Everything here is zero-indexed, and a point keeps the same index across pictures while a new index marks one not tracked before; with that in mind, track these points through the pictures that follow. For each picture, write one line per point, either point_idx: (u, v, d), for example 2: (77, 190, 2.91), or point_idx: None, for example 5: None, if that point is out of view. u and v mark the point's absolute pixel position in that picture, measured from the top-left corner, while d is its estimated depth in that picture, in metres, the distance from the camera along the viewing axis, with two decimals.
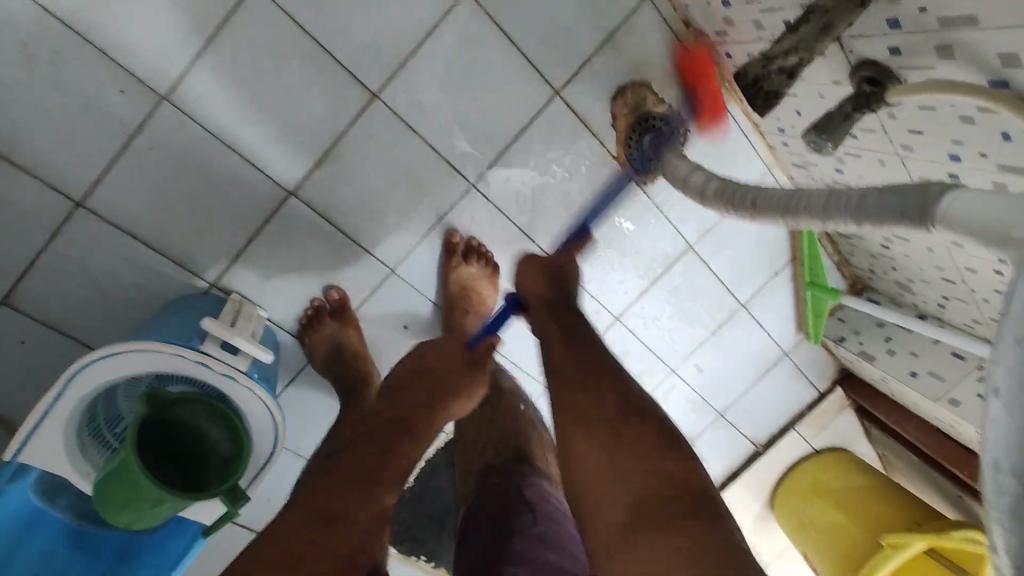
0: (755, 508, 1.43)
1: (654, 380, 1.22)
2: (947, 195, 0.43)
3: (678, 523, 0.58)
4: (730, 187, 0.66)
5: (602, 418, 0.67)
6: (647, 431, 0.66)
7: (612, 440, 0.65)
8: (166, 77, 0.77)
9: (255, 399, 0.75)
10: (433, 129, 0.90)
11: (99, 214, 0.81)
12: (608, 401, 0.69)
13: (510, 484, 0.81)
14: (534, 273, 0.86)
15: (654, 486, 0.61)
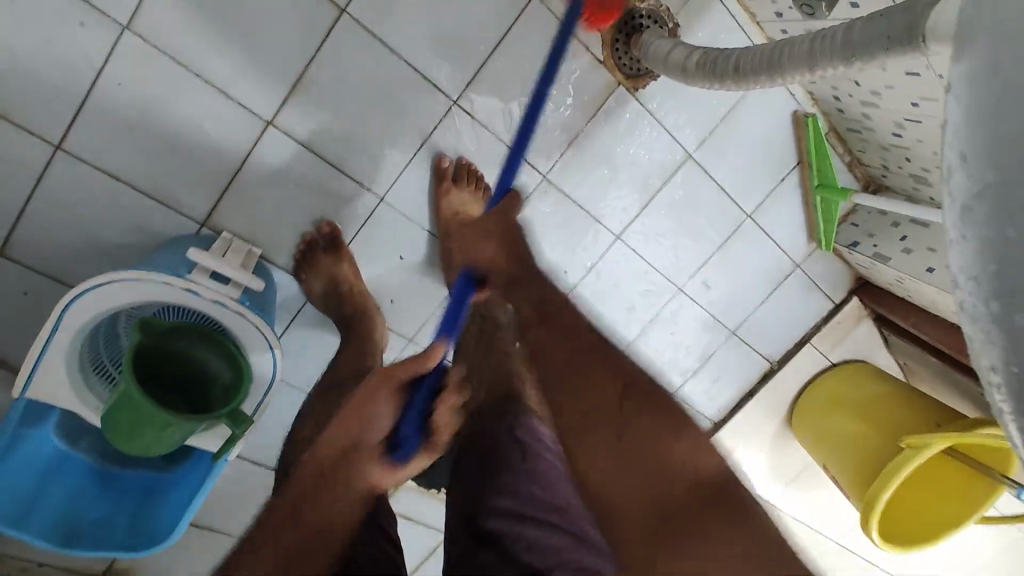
0: (773, 427, 1.42)
1: (663, 302, 1.20)
2: (934, 9, 0.43)
3: (693, 520, 0.61)
4: (710, 56, 0.67)
5: (601, 408, 0.67)
6: (648, 420, 0.67)
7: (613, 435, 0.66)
8: (125, 4, 0.74)
9: (251, 326, 0.75)
10: (408, 44, 0.87)
11: (81, 160, 0.81)
12: (607, 390, 0.68)
13: (501, 423, 0.81)
14: (490, 236, 0.80)
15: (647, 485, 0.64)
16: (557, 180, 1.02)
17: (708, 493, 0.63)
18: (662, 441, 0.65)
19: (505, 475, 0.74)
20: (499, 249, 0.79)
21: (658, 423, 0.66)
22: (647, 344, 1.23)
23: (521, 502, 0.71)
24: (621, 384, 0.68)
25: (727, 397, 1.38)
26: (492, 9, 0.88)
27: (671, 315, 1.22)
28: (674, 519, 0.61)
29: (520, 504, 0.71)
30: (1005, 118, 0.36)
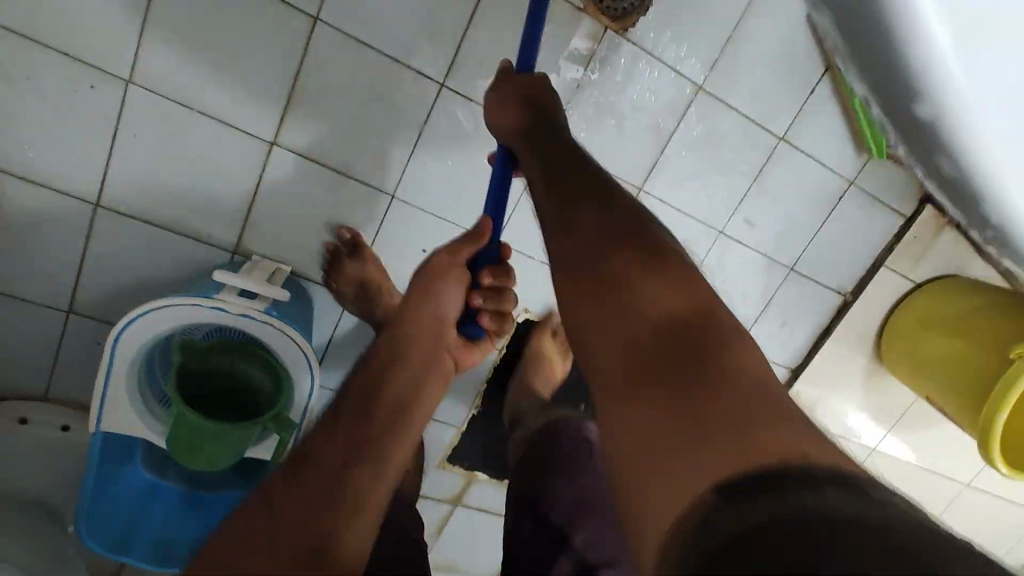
0: (858, 364, 1.30)
1: (705, 249, 1.14)
2: None
3: (666, 355, 0.52)
4: None
5: (586, 290, 0.60)
6: (659, 277, 0.58)
7: (597, 299, 0.59)
8: (124, 61, 0.80)
9: (277, 333, 0.76)
10: (386, 37, 0.87)
11: (117, 212, 0.88)
12: (600, 260, 0.61)
13: (577, 437, 0.93)
14: (507, 104, 0.80)
15: (633, 324, 0.55)
16: None
17: (693, 329, 0.54)
18: (631, 285, 0.58)
19: (578, 477, 0.88)
20: (523, 136, 0.77)
21: (634, 263, 0.59)
22: None
23: (583, 491, 0.87)
24: (607, 252, 0.61)
25: (800, 339, 1.27)
26: None
27: (716, 261, 1.15)
28: (652, 356, 0.53)
29: (582, 492, 0.87)
30: None
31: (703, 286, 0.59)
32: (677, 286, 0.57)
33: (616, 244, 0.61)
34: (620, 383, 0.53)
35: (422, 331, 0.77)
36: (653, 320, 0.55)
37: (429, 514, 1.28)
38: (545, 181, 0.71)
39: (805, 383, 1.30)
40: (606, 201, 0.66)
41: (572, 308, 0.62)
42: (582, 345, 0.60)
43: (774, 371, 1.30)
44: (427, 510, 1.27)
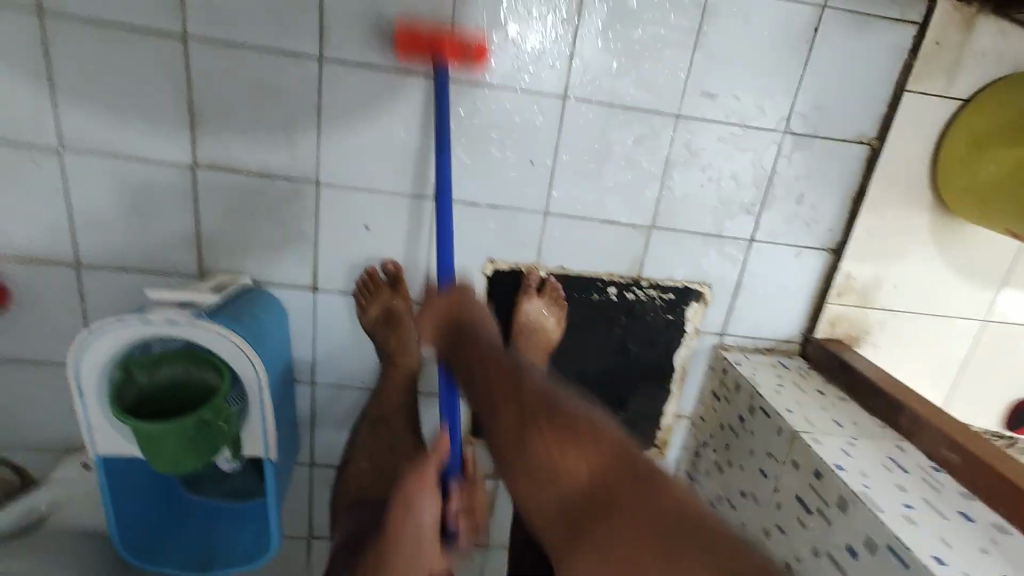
0: (915, 220, 1.06)
1: (667, 141, 1.00)
2: None
3: (606, 506, 0.54)
4: None
5: (532, 463, 0.58)
6: (593, 451, 0.57)
7: (549, 476, 0.57)
8: (51, 132, 0.91)
9: (207, 329, 0.80)
10: (251, 31, 0.88)
11: (98, 267, 1.00)
12: (575, 477, 0.56)
13: None
14: (439, 301, 0.86)
15: (563, 488, 0.56)
16: (462, 73, 0.93)
17: (606, 481, 0.55)
18: (560, 463, 0.57)
19: None
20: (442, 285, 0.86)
21: (552, 447, 0.58)
22: (675, 194, 1.04)
23: None
24: (529, 434, 0.59)
25: (829, 211, 1.07)
26: None
27: (686, 149, 1.01)
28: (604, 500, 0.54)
29: None
30: None
31: (612, 434, 0.59)
32: (594, 443, 0.57)
33: (530, 422, 0.60)
34: (562, 523, 0.56)
35: (437, 305, 0.85)
36: (581, 484, 0.56)
37: None
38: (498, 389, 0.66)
39: (853, 262, 1.09)
40: (522, 383, 0.65)
41: (505, 449, 0.61)
42: (519, 484, 0.60)
43: (810, 258, 1.10)
44: None
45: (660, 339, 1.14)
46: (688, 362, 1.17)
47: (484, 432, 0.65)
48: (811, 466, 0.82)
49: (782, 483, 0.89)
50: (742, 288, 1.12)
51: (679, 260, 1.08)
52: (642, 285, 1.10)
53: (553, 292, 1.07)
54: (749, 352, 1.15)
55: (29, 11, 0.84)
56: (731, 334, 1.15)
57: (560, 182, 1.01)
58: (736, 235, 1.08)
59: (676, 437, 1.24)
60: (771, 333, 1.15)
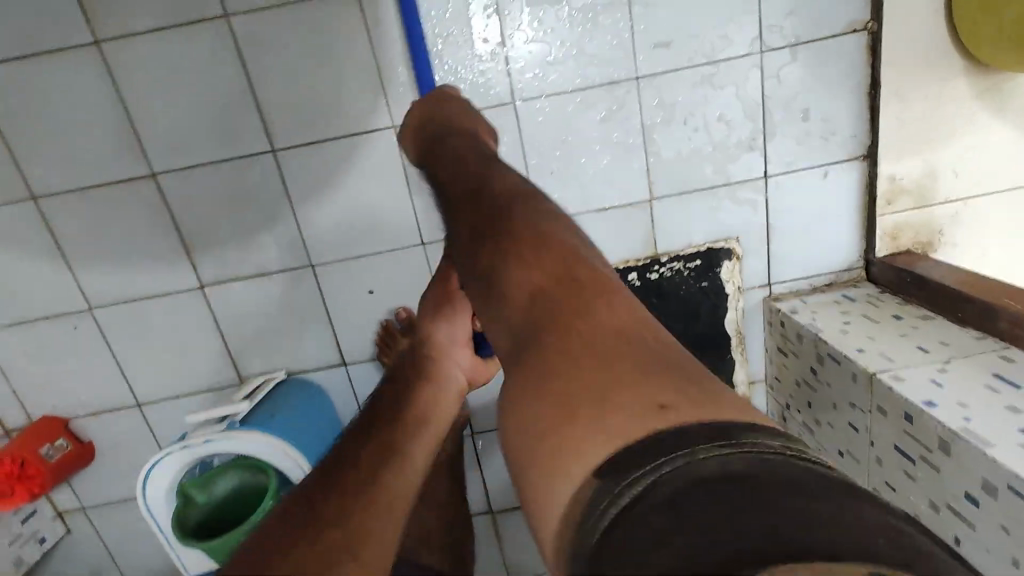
0: (950, 93, 0.91)
1: (635, 107, 0.93)
2: None
3: (546, 309, 0.42)
4: None
5: (515, 263, 0.47)
6: (569, 278, 0.44)
7: (520, 298, 0.45)
8: (79, 297, 1.00)
9: (240, 437, 0.83)
10: (206, 149, 0.92)
11: (155, 401, 1.08)
12: (541, 271, 0.45)
13: None
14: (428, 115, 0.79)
15: (535, 274, 0.45)
16: (407, 117, 0.92)
17: (552, 301, 0.43)
18: (509, 279, 0.46)
19: None
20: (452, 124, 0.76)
21: (518, 256, 0.47)
22: (664, 157, 0.96)
23: None
24: (502, 247, 0.49)
25: (844, 116, 0.94)
26: (219, 61, 0.88)
27: (659, 108, 0.93)
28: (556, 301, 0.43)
29: None
30: None
31: (596, 265, 0.47)
32: (605, 296, 0.42)
33: (498, 234, 0.50)
34: (507, 333, 0.45)
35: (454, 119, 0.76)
36: (524, 302, 0.44)
37: None
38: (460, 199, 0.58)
39: (891, 161, 0.95)
40: (575, 244, 0.48)
41: (481, 267, 0.51)
42: (484, 296, 0.49)
43: (839, 173, 0.98)
44: None
45: (701, 309, 1.05)
46: (742, 324, 1.07)
47: (466, 266, 0.53)
48: (899, 409, 0.70)
49: (877, 433, 0.77)
50: (773, 229, 1.01)
51: (693, 222, 1.00)
52: (663, 261, 1.02)
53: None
54: (806, 294, 1.03)
55: (25, 201, 0.93)
56: (779, 281, 1.04)
57: (540, 187, 0.96)
58: (746, 177, 0.97)
59: (757, 405, 1.13)
60: (825, 267, 1.03)
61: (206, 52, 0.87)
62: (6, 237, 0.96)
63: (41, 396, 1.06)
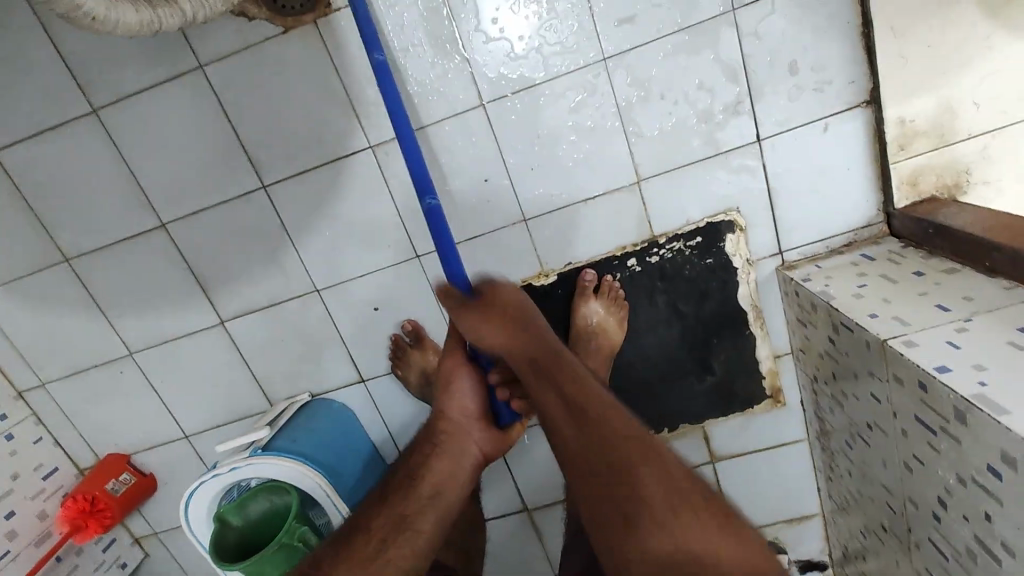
0: (956, 18, 0.83)
1: (607, 89, 0.90)
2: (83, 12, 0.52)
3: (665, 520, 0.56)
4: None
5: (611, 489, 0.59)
6: (664, 465, 0.60)
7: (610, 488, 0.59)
8: (119, 344, 1.09)
9: (263, 462, 0.88)
10: (204, 195, 0.98)
11: (200, 432, 1.16)
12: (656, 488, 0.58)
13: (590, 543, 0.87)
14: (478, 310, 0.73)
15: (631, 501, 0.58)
16: (382, 135, 0.93)
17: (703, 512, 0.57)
18: (631, 471, 0.59)
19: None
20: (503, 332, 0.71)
21: (629, 443, 0.61)
22: (647, 138, 0.92)
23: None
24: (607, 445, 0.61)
25: (836, 63, 0.87)
26: (201, 110, 0.92)
27: (634, 87, 0.90)
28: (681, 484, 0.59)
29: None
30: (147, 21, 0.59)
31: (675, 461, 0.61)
32: (661, 460, 0.60)
33: (605, 442, 0.61)
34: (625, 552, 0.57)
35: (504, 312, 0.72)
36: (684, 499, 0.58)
37: None
38: (530, 373, 0.69)
39: (899, 102, 0.87)
40: (660, 451, 0.61)
41: (576, 456, 0.63)
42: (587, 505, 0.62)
43: (841, 124, 0.90)
44: None
45: (711, 286, 1.00)
46: (757, 297, 1.01)
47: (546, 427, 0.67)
48: (913, 377, 0.65)
49: (897, 404, 0.71)
50: (776, 194, 0.95)
51: (688, 198, 0.96)
52: (662, 243, 0.99)
53: (612, 290, 1.01)
54: (821, 258, 0.97)
55: (59, 263, 1.03)
56: (790, 248, 0.98)
57: (523, 186, 0.96)
58: (738, 143, 0.92)
59: (786, 378, 1.08)
60: (839, 225, 0.96)
61: (188, 104, 0.92)
62: (49, 297, 1.05)
63: (102, 436, 1.17)
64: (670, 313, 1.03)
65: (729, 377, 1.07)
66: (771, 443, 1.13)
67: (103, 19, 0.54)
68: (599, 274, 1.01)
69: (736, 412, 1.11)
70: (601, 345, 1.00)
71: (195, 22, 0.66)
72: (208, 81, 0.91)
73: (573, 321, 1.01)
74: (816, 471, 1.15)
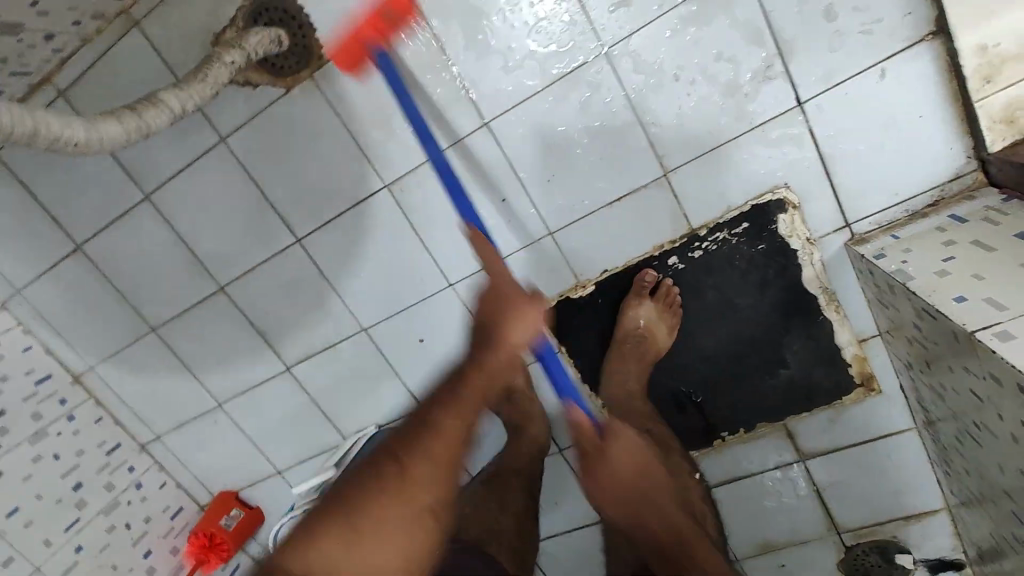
0: None
1: (612, 82, 0.83)
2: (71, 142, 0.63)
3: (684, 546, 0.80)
4: (223, 71, 0.75)
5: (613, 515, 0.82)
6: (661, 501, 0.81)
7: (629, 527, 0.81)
8: (209, 397, 1.21)
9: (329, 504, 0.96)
10: (249, 256, 1.04)
11: (289, 468, 1.25)
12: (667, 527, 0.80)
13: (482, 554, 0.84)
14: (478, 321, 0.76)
15: (666, 519, 0.81)
16: (394, 173, 0.94)
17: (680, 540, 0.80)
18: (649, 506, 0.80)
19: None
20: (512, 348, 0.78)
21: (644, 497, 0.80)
22: (667, 126, 0.84)
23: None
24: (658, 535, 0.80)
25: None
26: (231, 179, 0.98)
27: (641, 74, 0.82)
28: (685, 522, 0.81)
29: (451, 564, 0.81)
30: (134, 130, 0.67)
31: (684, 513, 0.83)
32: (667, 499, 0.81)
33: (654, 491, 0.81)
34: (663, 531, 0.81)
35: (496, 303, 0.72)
36: (673, 532, 0.80)
37: None
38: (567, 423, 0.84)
39: (975, 26, 0.71)
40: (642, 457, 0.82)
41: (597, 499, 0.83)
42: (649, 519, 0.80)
43: (901, 67, 0.76)
44: None
45: (769, 273, 0.89)
46: (827, 278, 0.89)
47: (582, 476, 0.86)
48: (1009, 377, 0.54)
49: (1002, 407, 0.59)
50: (831, 161, 0.82)
51: (724, 181, 0.85)
52: (704, 234, 0.89)
53: (670, 292, 0.93)
54: (899, 224, 0.82)
55: (148, 333, 1.15)
56: (858, 218, 0.84)
57: (542, 198, 0.91)
58: (774, 112, 0.80)
59: (878, 363, 0.94)
60: (919, 183, 0.80)
61: (219, 176, 0.98)
62: (146, 365, 1.19)
63: (211, 478, 1.30)
64: (726, 308, 0.93)
65: (808, 369, 0.95)
66: (871, 435, 1.00)
67: (83, 142, 0.64)
68: (659, 275, 0.94)
69: (823, 405, 0.98)
70: (647, 348, 0.95)
71: (190, 112, 0.73)
72: (231, 152, 0.96)
73: (621, 326, 0.96)
74: (933, 463, 0.99)
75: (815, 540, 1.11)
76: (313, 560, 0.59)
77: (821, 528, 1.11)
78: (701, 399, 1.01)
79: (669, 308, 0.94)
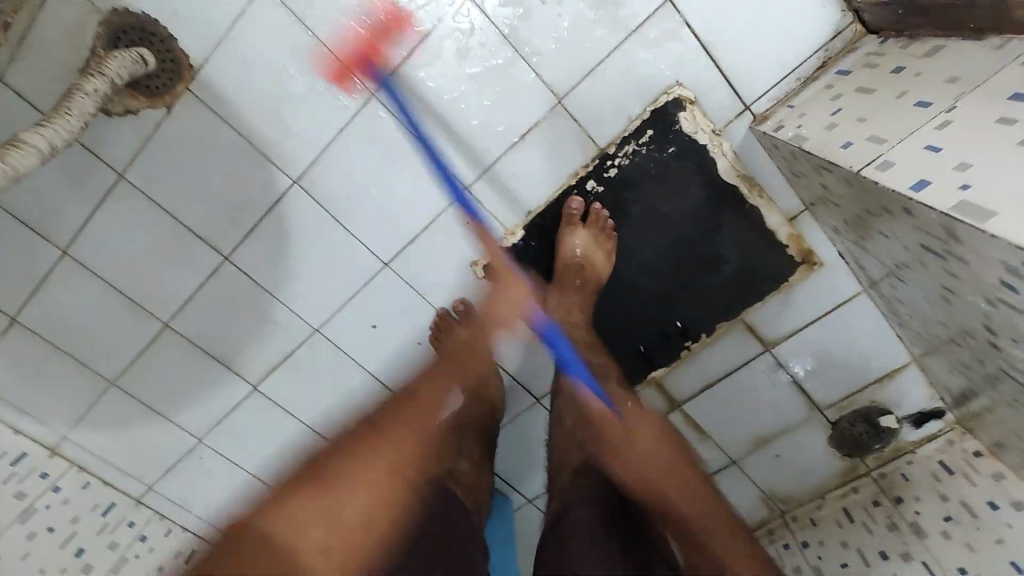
0: None
1: (485, 22, 0.82)
2: None
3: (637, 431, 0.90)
4: (85, 103, 0.73)
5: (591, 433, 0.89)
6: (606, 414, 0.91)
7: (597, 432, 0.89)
8: (190, 436, 1.20)
9: None
10: (183, 285, 1.03)
11: None
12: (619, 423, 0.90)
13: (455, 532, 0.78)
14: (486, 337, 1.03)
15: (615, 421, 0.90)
16: (298, 167, 0.92)
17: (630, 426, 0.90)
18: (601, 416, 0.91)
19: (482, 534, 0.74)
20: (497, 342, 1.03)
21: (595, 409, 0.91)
22: (549, 53, 0.83)
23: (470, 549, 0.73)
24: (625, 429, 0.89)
25: None
26: (141, 213, 0.96)
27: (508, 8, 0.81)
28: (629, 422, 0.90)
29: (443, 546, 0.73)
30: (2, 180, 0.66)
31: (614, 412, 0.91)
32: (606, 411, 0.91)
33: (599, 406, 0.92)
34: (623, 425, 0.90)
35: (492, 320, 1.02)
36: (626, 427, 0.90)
37: (673, 427, 1.18)
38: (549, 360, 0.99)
39: None
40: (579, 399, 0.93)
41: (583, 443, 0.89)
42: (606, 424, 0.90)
43: None
44: (666, 428, 1.17)
45: (686, 174, 0.90)
46: (742, 165, 0.90)
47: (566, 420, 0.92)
48: (897, 205, 0.54)
49: (904, 237, 0.61)
50: (715, 48, 0.82)
51: (618, 93, 0.85)
52: (613, 151, 0.89)
53: (599, 217, 0.94)
54: (793, 95, 0.83)
55: (110, 389, 1.14)
56: (754, 98, 0.84)
57: (448, 156, 0.91)
58: (647, 12, 0.81)
59: (813, 237, 0.95)
60: (804, 49, 0.81)
61: (127, 213, 0.96)
62: (117, 421, 1.18)
63: (217, 513, 1.31)
64: (654, 220, 0.94)
65: (747, 259, 0.96)
66: (826, 309, 1.01)
67: None
68: (588, 200, 0.94)
69: (772, 291, 1.00)
70: (588, 276, 0.97)
71: (57, 147, 0.72)
72: (132, 186, 0.94)
73: (561, 253, 0.96)
74: (889, 322, 1.01)
75: (799, 422, 1.14)
76: (264, 551, 0.68)
77: (802, 411, 1.13)
78: (655, 313, 1.04)
79: (606, 240, 0.95)
